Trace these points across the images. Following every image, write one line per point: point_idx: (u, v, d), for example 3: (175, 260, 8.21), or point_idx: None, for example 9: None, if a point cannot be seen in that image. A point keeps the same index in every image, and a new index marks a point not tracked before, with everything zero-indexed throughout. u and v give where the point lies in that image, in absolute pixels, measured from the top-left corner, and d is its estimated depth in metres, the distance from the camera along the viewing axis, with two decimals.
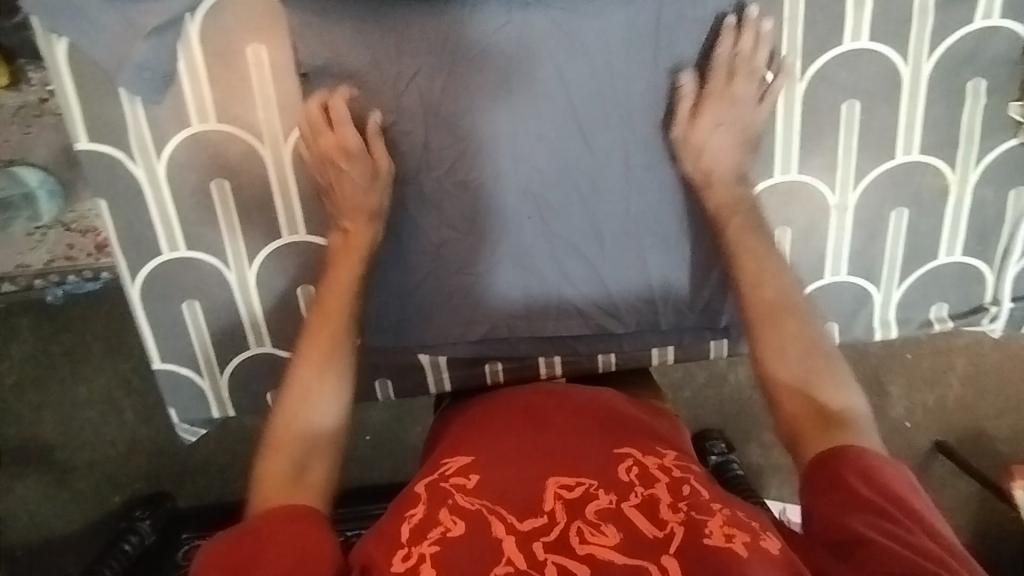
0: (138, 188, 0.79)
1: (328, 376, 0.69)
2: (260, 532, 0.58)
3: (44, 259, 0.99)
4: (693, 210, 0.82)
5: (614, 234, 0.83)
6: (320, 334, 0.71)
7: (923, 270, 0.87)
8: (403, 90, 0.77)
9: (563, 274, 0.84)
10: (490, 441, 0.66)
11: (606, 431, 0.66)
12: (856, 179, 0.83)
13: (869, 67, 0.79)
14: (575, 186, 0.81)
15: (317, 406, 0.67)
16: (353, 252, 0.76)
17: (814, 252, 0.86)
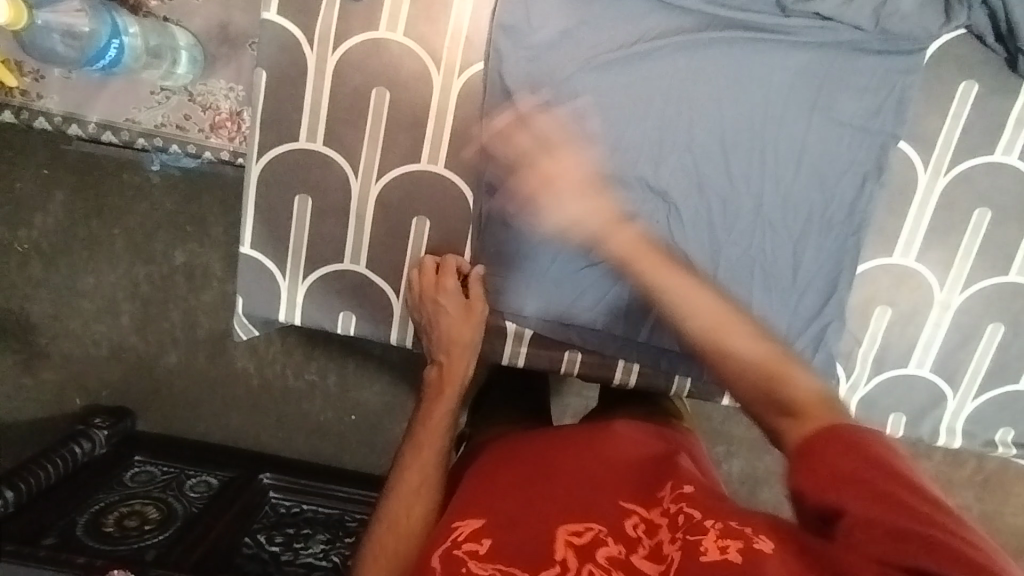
0: (303, 72, 0.80)
1: (424, 478, 0.68)
2: None
3: (157, 120, 0.99)
4: (818, 267, 0.83)
5: (730, 262, 0.82)
6: (423, 445, 0.70)
7: (1001, 391, 0.89)
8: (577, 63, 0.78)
9: None
10: (501, 494, 0.65)
11: (609, 475, 0.66)
12: (966, 284, 0.86)
13: (1010, 183, 0.83)
14: (706, 206, 0.81)
15: (408, 516, 0.66)
16: (454, 388, 0.74)
17: (906, 340, 0.88)
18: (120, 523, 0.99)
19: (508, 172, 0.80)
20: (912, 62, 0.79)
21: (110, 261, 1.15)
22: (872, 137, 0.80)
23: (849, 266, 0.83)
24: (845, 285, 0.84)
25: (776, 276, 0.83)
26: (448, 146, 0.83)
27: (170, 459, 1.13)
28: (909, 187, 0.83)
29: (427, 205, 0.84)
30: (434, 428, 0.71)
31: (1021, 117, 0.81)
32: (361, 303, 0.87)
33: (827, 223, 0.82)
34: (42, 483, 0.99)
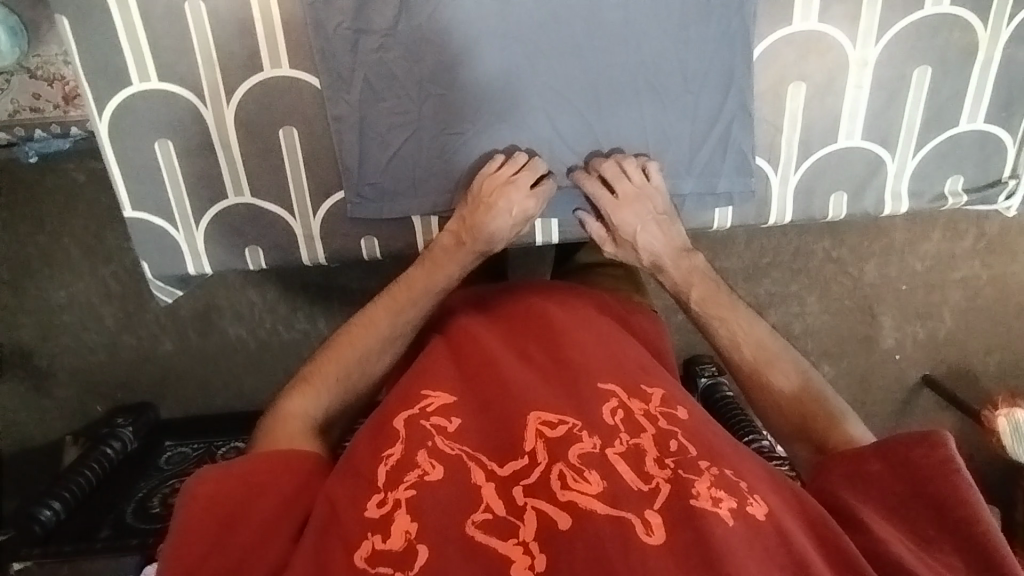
0: (105, 6, 0.73)
1: (385, 320, 0.69)
2: (264, 469, 0.55)
3: (10, 110, 0.96)
4: (711, 69, 0.77)
5: (611, 91, 0.78)
6: (399, 288, 0.71)
7: (941, 139, 0.83)
8: None
9: (554, 137, 0.79)
10: (468, 372, 0.63)
11: (597, 362, 0.63)
12: (880, 31, 0.78)
13: None
14: (571, 41, 0.76)
15: (354, 347, 0.67)
16: (449, 268, 0.73)
17: (829, 112, 0.81)
18: (165, 503, 0.93)
19: (356, 65, 0.76)
20: None
21: None
22: None
23: (743, 52, 0.77)
24: (743, 74, 0.78)
25: (663, 90, 0.78)
26: (284, 43, 0.76)
27: (199, 437, 1.07)
28: None
29: (289, 113, 0.79)
30: (403, 296, 0.70)
31: None
32: (262, 234, 0.84)
33: (706, 10, 0.75)
34: (85, 486, 0.95)
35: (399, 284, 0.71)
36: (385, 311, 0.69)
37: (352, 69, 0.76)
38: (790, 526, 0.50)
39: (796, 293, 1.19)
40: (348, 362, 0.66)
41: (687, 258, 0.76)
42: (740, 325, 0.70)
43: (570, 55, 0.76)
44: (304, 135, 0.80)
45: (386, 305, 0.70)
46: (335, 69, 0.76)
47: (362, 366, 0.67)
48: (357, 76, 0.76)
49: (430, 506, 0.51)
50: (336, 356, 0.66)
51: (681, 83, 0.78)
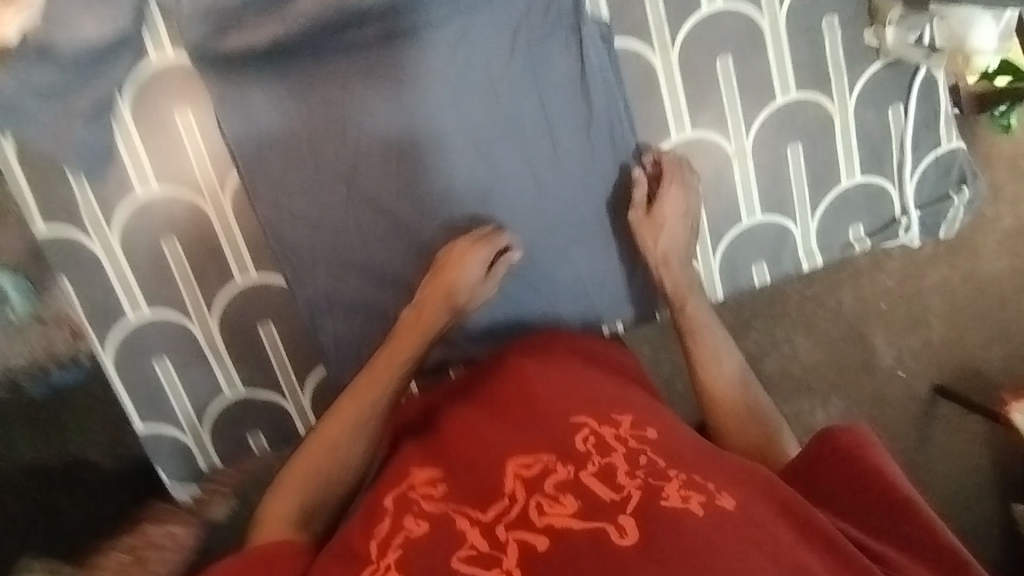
0: (95, 260, 0.86)
1: (356, 424, 0.75)
2: (256, 561, 0.61)
3: (28, 354, 1.05)
4: (622, 209, 0.90)
5: (540, 243, 0.90)
6: (368, 380, 0.78)
7: (831, 196, 0.94)
8: (318, 146, 0.84)
9: (500, 289, 0.90)
10: (445, 443, 0.69)
11: (567, 404, 0.69)
12: (747, 124, 0.90)
13: (729, 27, 0.88)
14: (497, 210, 0.88)
15: (338, 442, 0.74)
16: (419, 336, 0.82)
17: (727, 198, 0.92)
18: None
19: (314, 258, 0.88)
20: None
21: None
22: (591, 73, 0.85)
23: (639, 179, 0.89)
24: (644, 195, 0.90)
25: (585, 231, 0.90)
26: (250, 254, 0.88)
27: None
28: (649, 74, 0.88)
29: (265, 310, 0.90)
30: (380, 372, 0.79)
31: None
32: (261, 417, 0.94)
33: (600, 167, 0.88)
34: None
35: (387, 377, 0.79)
36: (372, 394, 0.77)
37: (312, 263, 0.88)
38: (755, 515, 0.57)
39: (786, 338, 1.24)
40: (324, 457, 0.73)
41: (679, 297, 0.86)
42: (722, 364, 0.82)
43: (503, 219, 0.88)
44: (282, 326, 0.91)
45: (361, 389, 0.78)
46: (297, 264, 0.88)
47: (344, 461, 0.74)
48: (318, 267, 0.88)
49: (417, 559, 0.56)
50: (321, 440, 0.74)
51: (598, 226, 0.90)
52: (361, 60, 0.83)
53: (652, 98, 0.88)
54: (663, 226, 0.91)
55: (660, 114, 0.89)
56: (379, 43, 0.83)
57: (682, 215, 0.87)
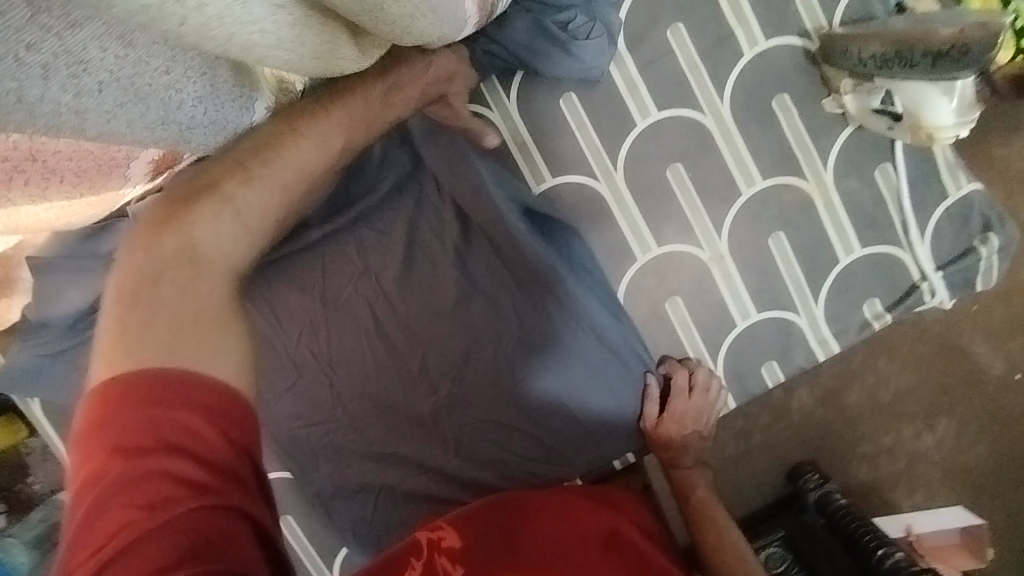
0: None
1: (191, 230, 0.56)
2: (104, 427, 0.44)
3: None
4: (603, 346, 0.86)
5: (525, 396, 0.87)
6: (148, 247, 0.55)
7: (833, 277, 0.85)
8: (297, 352, 0.88)
9: (495, 447, 0.89)
10: (470, 553, 0.65)
11: (580, 551, 0.66)
12: (718, 227, 0.84)
13: (673, 134, 0.83)
14: (474, 374, 0.87)
15: (169, 285, 0.53)
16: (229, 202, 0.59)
17: (712, 306, 0.86)
18: None
19: (313, 450, 0.90)
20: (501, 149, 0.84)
21: None
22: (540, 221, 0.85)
23: (611, 309, 0.86)
24: (621, 322, 0.86)
25: (567, 375, 0.86)
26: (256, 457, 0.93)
27: None
28: (599, 202, 0.85)
29: (284, 503, 0.95)
30: (193, 196, 0.58)
31: (630, 82, 0.82)
32: None
33: (568, 310, 0.85)
34: None
35: (211, 213, 0.58)
36: (251, 191, 0.61)
37: (313, 455, 0.91)
38: None
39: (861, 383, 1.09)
40: (207, 317, 0.53)
41: (675, 453, 0.89)
42: (725, 525, 0.84)
43: (483, 379, 0.87)
44: (299, 515, 0.95)
45: (193, 196, 0.58)
46: (299, 459, 0.91)
47: (182, 299, 0.53)
48: (319, 457, 0.91)
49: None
50: (129, 278, 0.53)
51: (580, 367, 0.86)
52: (318, 260, 0.86)
53: (607, 223, 0.86)
54: (646, 351, 0.87)
55: (619, 238, 0.86)
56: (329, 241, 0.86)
57: (692, 416, 0.87)
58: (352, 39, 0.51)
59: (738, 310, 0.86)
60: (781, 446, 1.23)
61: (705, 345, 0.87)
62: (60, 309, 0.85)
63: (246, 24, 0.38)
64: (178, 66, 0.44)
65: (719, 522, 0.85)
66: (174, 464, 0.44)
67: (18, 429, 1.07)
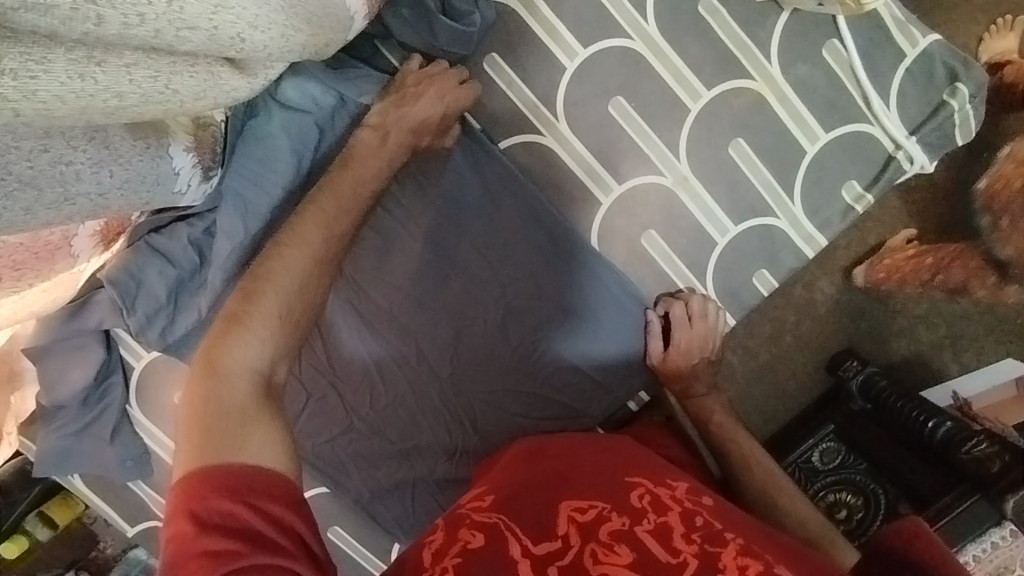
0: None
1: (230, 335, 0.64)
2: (181, 502, 0.56)
3: None
4: (582, 290, 0.86)
5: (527, 359, 0.88)
6: (211, 344, 0.64)
7: (804, 171, 0.82)
8: (300, 371, 0.90)
9: (511, 417, 0.90)
10: (514, 477, 0.68)
11: (619, 467, 0.67)
12: (675, 151, 0.82)
13: (604, 68, 0.80)
14: (474, 350, 0.88)
15: (225, 379, 0.62)
16: (262, 304, 0.66)
17: (688, 232, 0.84)
18: None
19: (342, 460, 0.93)
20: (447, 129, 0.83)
21: None
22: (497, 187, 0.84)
23: (587, 258, 0.85)
24: (601, 266, 0.85)
25: (561, 328, 0.87)
26: None
27: None
28: (549, 157, 0.84)
29: (327, 516, 0.98)
30: (226, 327, 0.65)
31: (549, 29, 0.80)
32: None
33: (547, 263, 0.85)
34: None
35: (241, 337, 0.64)
36: (270, 302, 0.66)
37: (342, 465, 0.93)
38: None
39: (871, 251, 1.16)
40: (260, 411, 0.61)
41: (687, 382, 0.88)
42: (748, 441, 0.86)
43: (481, 353, 0.88)
44: (345, 523, 0.98)
45: (228, 325, 0.65)
46: (330, 474, 0.94)
47: (225, 409, 0.60)
48: (349, 467, 0.93)
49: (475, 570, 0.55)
50: (192, 409, 0.61)
51: (573, 313, 0.87)
52: None
53: (564, 172, 0.84)
54: (634, 290, 0.86)
55: (580, 186, 0.84)
56: None
57: (698, 345, 0.86)
58: (238, 68, 0.50)
59: (716, 226, 0.84)
60: (809, 345, 1.21)
61: (692, 267, 0.86)
62: (67, 390, 0.88)
63: (100, 94, 0.41)
64: (54, 142, 0.46)
65: (743, 440, 0.86)
66: (213, 540, 0.53)
67: (73, 506, 1.12)
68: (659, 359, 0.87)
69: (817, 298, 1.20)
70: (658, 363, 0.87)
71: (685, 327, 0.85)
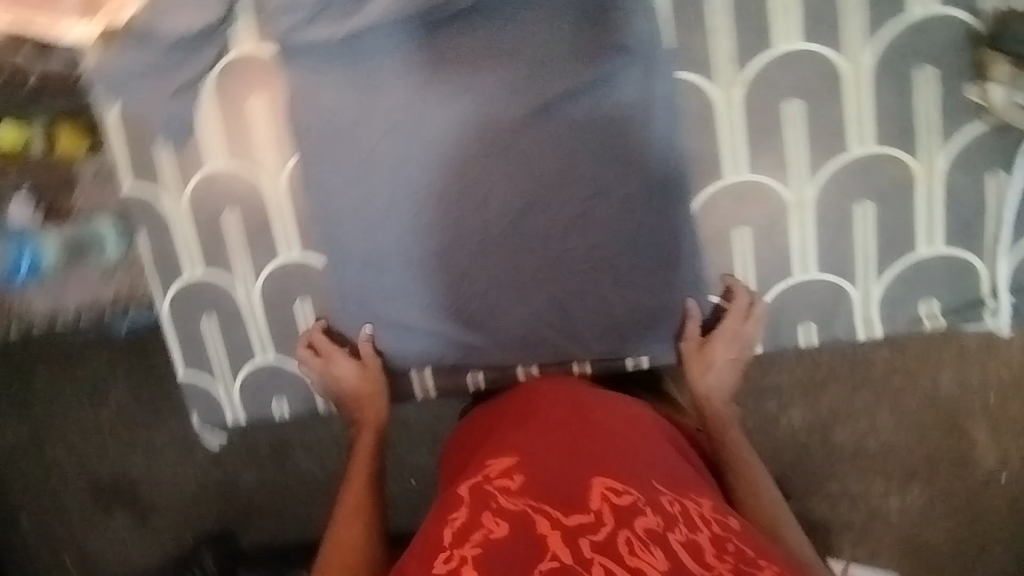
0: (166, 219, 0.94)
1: (359, 511, 0.83)
2: None
3: (112, 295, 1.15)
4: (654, 236, 0.87)
5: (572, 266, 0.90)
6: (349, 496, 0.85)
7: (902, 265, 0.84)
8: (376, 147, 0.89)
9: (525, 306, 0.91)
10: (542, 443, 0.68)
11: (652, 461, 0.68)
12: (813, 175, 0.83)
13: (807, 67, 0.81)
14: (537, 230, 0.90)
15: (337, 542, 0.80)
16: (358, 502, 0.84)
17: (776, 251, 0.86)
18: None
19: (357, 247, 0.92)
20: (650, 32, 0.82)
21: (127, 434, 1.31)
22: (653, 106, 0.84)
23: (681, 215, 0.86)
24: (687, 230, 0.86)
25: (618, 259, 0.88)
26: (296, 233, 0.93)
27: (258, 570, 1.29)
28: (709, 110, 0.83)
29: (302, 288, 0.95)
30: (355, 504, 0.84)
31: (786, 2, 0.80)
32: (287, 385, 0.99)
33: (646, 198, 0.86)
34: None
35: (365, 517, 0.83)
36: (367, 483, 0.86)
37: (354, 250, 0.92)
38: None
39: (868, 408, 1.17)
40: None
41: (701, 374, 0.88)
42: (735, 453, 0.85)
43: (538, 233, 0.90)
44: (315, 304, 0.96)
45: (353, 505, 0.84)
46: (338, 251, 0.93)
47: (348, 570, 0.77)
48: (356, 256, 0.93)
49: (498, 562, 0.58)
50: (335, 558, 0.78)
51: (637, 253, 0.88)
52: (430, 63, 0.86)
53: (714, 132, 0.84)
54: (700, 268, 0.88)
55: (719, 153, 0.84)
56: (449, 44, 0.85)
57: (734, 342, 0.88)
58: None
59: (802, 260, 0.86)
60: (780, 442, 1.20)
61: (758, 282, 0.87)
62: (169, 24, 0.85)
63: None
64: None
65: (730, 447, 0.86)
66: None
67: (81, 143, 1.08)
68: (692, 348, 0.88)
69: (794, 416, 1.19)
70: (688, 353, 0.88)
71: (733, 328, 0.88)
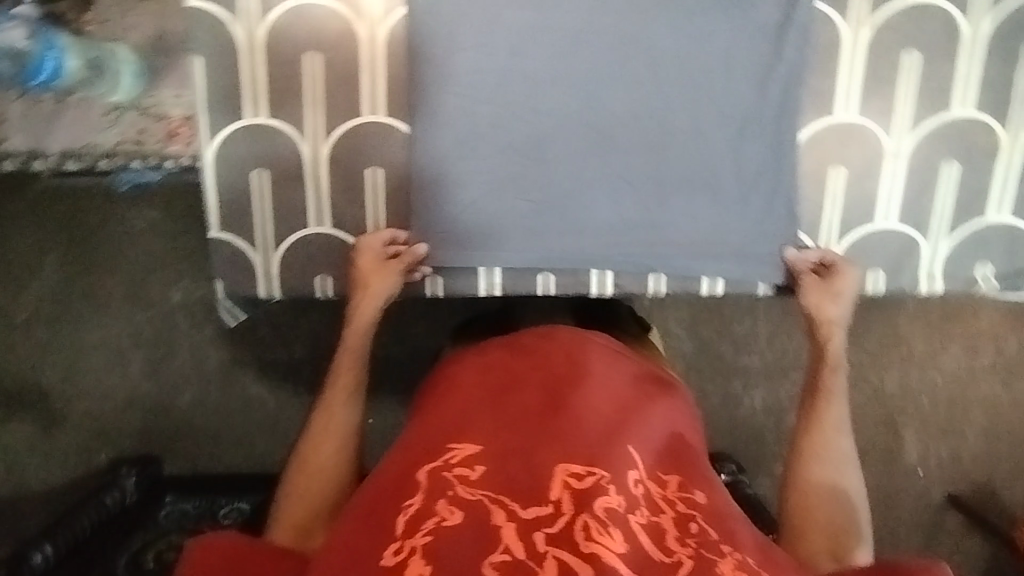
0: (235, 49, 0.84)
1: (332, 430, 0.76)
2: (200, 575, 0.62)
3: (115, 138, 0.88)
4: (756, 159, 0.87)
5: (672, 179, 0.88)
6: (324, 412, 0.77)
7: (971, 227, 0.90)
8: (497, 14, 0.82)
9: (613, 212, 0.88)
10: (504, 419, 0.61)
11: (622, 431, 0.61)
12: (913, 127, 0.87)
13: (930, 22, 0.84)
14: (644, 136, 0.86)
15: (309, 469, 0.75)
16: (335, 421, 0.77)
17: (865, 194, 0.89)
18: (159, 558, 1.02)
19: (452, 118, 0.84)
20: None
21: (96, 320, 1.10)
22: (786, 32, 0.83)
23: (789, 143, 0.86)
24: (790, 159, 0.87)
25: (718, 179, 0.87)
26: (384, 93, 0.86)
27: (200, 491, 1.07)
28: (834, 43, 0.85)
29: (378, 153, 0.87)
30: (328, 427, 0.77)
31: None
32: (334, 262, 0.90)
33: (758, 120, 0.86)
34: (79, 534, 0.97)
35: (332, 439, 0.76)
36: (341, 399, 0.78)
37: (448, 120, 0.84)
38: None
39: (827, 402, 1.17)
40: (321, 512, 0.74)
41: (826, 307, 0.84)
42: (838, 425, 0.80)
43: (640, 140, 0.86)
44: (388, 174, 0.88)
45: (322, 423, 0.77)
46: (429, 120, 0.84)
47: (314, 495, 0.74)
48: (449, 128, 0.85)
49: (445, 551, 0.51)
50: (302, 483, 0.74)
51: (738, 175, 0.87)
52: None
53: (833, 66, 0.86)
54: (796, 200, 0.88)
55: (832, 89, 0.86)
56: None
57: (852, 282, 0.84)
58: None
59: (888, 207, 0.89)
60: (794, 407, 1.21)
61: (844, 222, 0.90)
62: None
63: None
64: None
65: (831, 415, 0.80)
66: None
67: None
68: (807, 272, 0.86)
69: None
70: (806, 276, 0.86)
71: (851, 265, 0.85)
